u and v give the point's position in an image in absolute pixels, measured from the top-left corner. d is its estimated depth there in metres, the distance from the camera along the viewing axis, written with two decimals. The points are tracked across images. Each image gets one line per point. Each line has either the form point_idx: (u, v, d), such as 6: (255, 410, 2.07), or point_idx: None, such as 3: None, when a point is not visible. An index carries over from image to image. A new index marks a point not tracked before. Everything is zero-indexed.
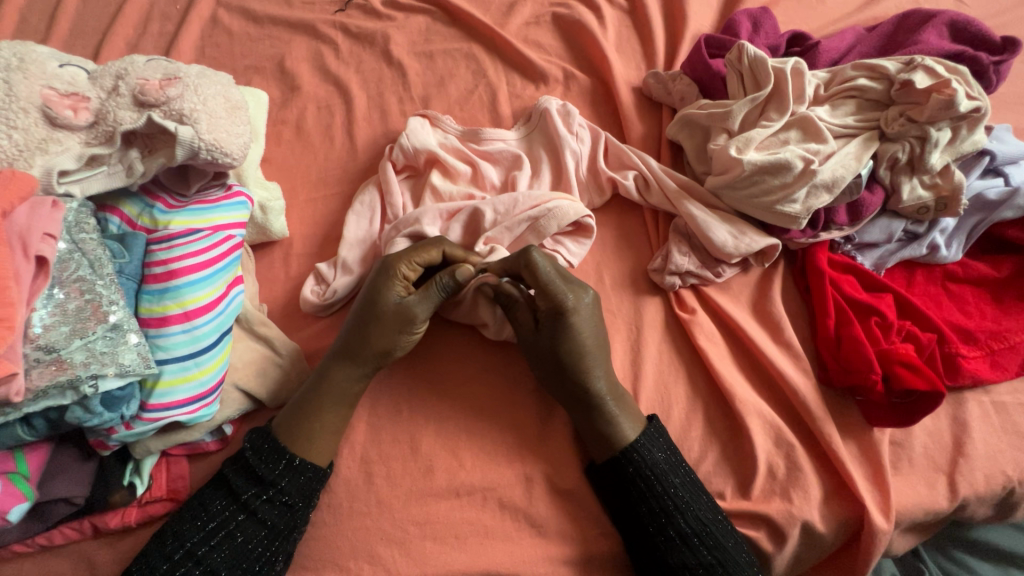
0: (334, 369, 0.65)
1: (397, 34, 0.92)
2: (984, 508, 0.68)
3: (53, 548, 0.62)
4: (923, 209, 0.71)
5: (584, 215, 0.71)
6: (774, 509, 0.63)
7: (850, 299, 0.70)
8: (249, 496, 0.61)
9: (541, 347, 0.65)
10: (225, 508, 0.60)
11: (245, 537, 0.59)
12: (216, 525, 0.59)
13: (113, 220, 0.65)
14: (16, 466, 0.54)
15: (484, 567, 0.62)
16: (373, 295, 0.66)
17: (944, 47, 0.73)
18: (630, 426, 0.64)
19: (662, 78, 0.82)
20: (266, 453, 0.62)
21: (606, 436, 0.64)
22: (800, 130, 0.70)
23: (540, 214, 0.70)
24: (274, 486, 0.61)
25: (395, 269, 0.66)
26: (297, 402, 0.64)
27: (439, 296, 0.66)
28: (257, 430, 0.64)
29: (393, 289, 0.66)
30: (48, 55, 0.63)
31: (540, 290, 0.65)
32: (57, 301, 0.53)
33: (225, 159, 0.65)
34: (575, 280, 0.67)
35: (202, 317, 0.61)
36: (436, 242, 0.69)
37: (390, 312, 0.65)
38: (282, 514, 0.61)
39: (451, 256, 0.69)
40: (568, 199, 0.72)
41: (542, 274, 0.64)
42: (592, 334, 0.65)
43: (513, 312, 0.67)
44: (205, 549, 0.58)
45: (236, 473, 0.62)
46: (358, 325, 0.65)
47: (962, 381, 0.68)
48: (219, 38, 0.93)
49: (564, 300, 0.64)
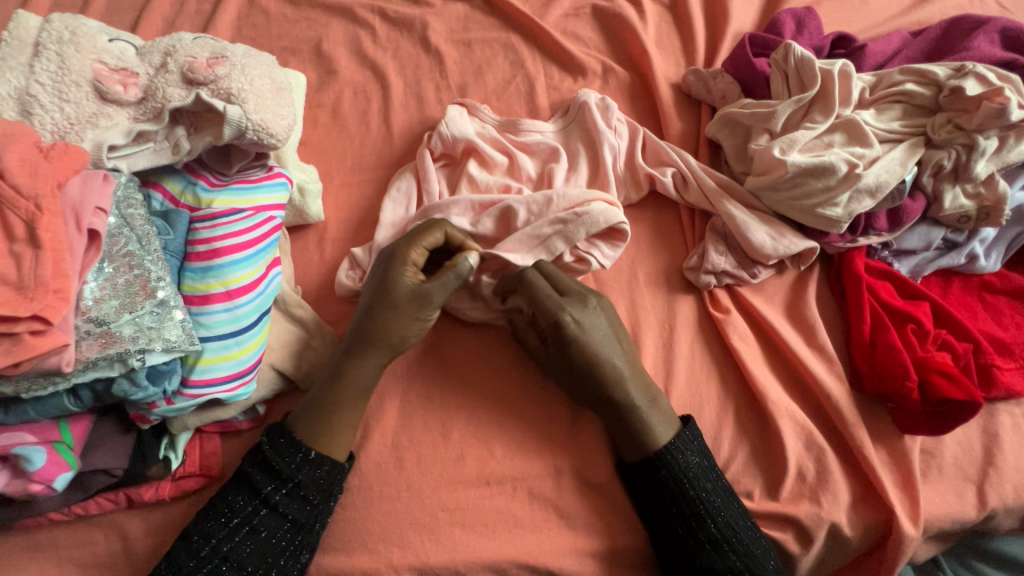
0: (352, 363, 0.64)
1: (435, 21, 0.91)
2: (1011, 520, 0.68)
3: (88, 518, 0.64)
4: (964, 218, 0.70)
5: (619, 222, 0.69)
6: (802, 512, 0.64)
7: (887, 305, 0.70)
8: (269, 491, 0.60)
9: (555, 363, 0.66)
10: (247, 504, 0.60)
11: (270, 533, 0.59)
12: (240, 521, 0.59)
13: (156, 197, 0.65)
14: (60, 435, 0.55)
15: (511, 556, 0.62)
16: (386, 283, 0.65)
17: (996, 54, 0.72)
18: (664, 429, 0.64)
19: (702, 76, 0.82)
20: (283, 447, 0.61)
21: (640, 438, 0.63)
22: (845, 134, 0.70)
23: (567, 220, 0.69)
24: (292, 480, 0.61)
25: (405, 255, 0.66)
26: (314, 397, 0.64)
27: (457, 282, 0.66)
28: (274, 425, 0.64)
29: (405, 275, 0.66)
30: (98, 30, 0.63)
31: (537, 310, 0.65)
32: (106, 275, 0.53)
33: (271, 140, 0.65)
34: (585, 295, 0.67)
35: (244, 297, 0.61)
36: (436, 225, 0.69)
37: (405, 297, 0.65)
38: (303, 508, 0.61)
39: (452, 238, 0.69)
40: (614, 208, 0.70)
41: (537, 291, 0.65)
42: (615, 334, 0.66)
43: (523, 338, 0.69)
44: (230, 546, 0.58)
45: (255, 469, 0.61)
46: (373, 312, 0.65)
47: (996, 394, 0.68)
48: (257, 19, 0.92)
49: (563, 319, 0.64)
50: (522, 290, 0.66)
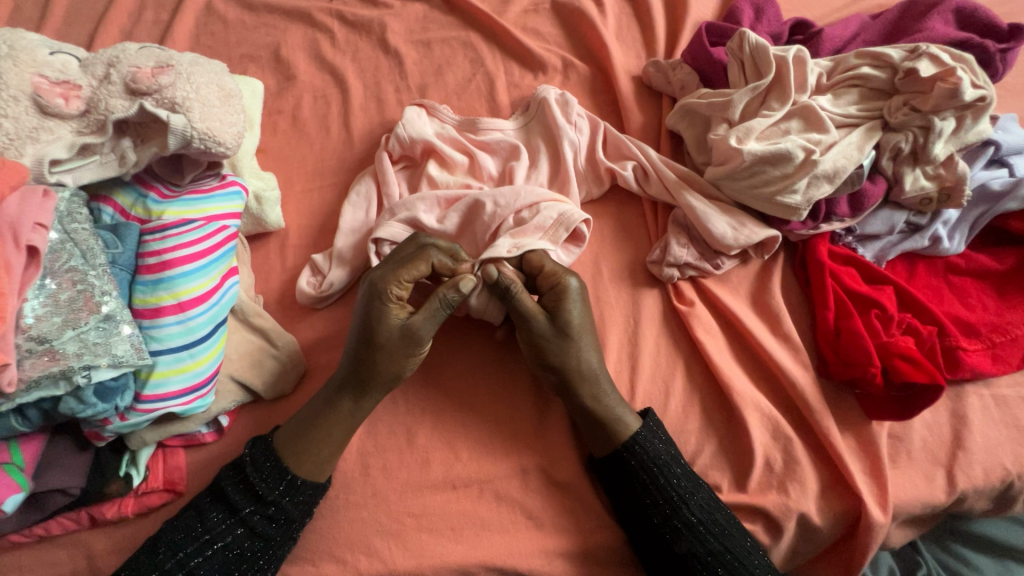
0: (343, 400, 0.63)
1: (393, 23, 0.90)
2: (983, 501, 0.68)
3: (51, 538, 0.63)
4: (926, 200, 0.70)
5: (583, 220, 0.70)
6: (770, 502, 0.63)
7: (850, 291, 0.69)
8: (248, 512, 0.60)
9: (546, 347, 0.63)
10: (222, 521, 0.59)
11: (242, 550, 0.59)
12: (211, 537, 0.58)
13: (106, 211, 0.65)
14: (10, 457, 0.55)
15: (480, 559, 0.62)
16: (371, 322, 0.63)
17: (950, 34, 0.72)
18: (628, 417, 0.64)
19: (662, 67, 0.81)
20: (268, 470, 0.61)
21: (609, 429, 0.63)
22: (801, 120, 0.69)
23: (545, 224, 0.68)
24: (274, 503, 0.60)
25: (388, 292, 0.63)
26: (302, 420, 0.63)
27: (444, 311, 0.64)
28: (257, 441, 0.63)
29: (391, 313, 0.63)
30: (39, 43, 0.62)
31: (543, 274, 0.66)
32: (48, 292, 0.53)
33: (219, 148, 0.64)
34: (563, 270, 0.66)
35: (197, 308, 0.60)
36: (421, 254, 0.65)
37: (394, 337, 0.63)
38: (279, 528, 0.60)
39: (439, 269, 0.66)
40: (565, 203, 0.71)
41: (543, 260, 0.66)
42: (586, 321, 0.66)
43: (518, 299, 0.64)
44: (198, 561, 0.57)
45: (235, 488, 0.61)
46: (361, 352, 0.63)
47: (962, 375, 0.68)
48: (214, 27, 0.91)
49: (568, 281, 0.65)
50: (526, 262, 0.66)
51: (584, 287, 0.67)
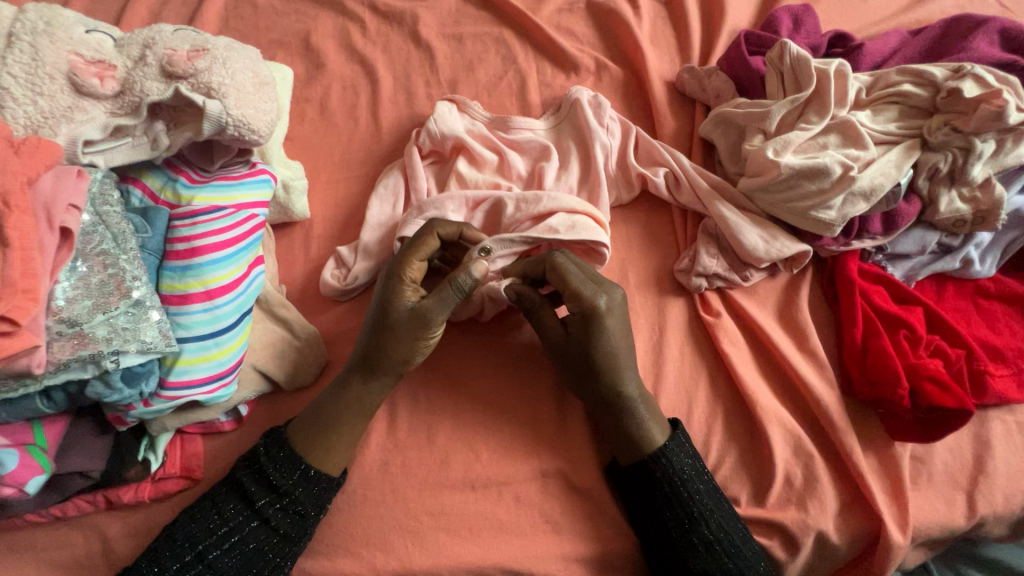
0: (353, 381, 0.63)
1: (426, 15, 0.89)
2: (1001, 527, 0.67)
3: (66, 519, 0.62)
4: (959, 222, 0.69)
5: (601, 243, 0.68)
6: (789, 518, 0.63)
7: (880, 310, 0.69)
8: (263, 504, 0.59)
9: (572, 351, 0.63)
10: (239, 513, 0.59)
11: (258, 544, 0.58)
12: (230, 529, 0.58)
13: (135, 193, 0.64)
14: (34, 437, 0.54)
15: (496, 562, 0.61)
16: (383, 305, 0.63)
17: (995, 56, 0.71)
18: (658, 430, 0.63)
19: (696, 74, 0.80)
20: (281, 461, 0.60)
21: (636, 439, 0.63)
22: (840, 135, 0.69)
23: (554, 229, 0.67)
24: (288, 495, 0.59)
25: (402, 273, 0.64)
26: (315, 411, 0.63)
27: (457, 297, 0.62)
28: (271, 432, 0.63)
29: (403, 295, 0.63)
30: (75, 20, 0.61)
31: (568, 292, 0.63)
32: (80, 274, 0.52)
33: (252, 136, 0.64)
34: (607, 280, 0.65)
35: (224, 297, 0.60)
36: (430, 231, 0.66)
37: (403, 318, 0.62)
38: (295, 523, 0.59)
39: (448, 242, 0.67)
40: (589, 218, 0.69)
41: (571, 277, 0.63)
42: (623, 332, 0.64)
43: (540, 316, 0.65)
44: (216, 554, 0.57)
45: (251, 478, 0.60)
46: (372, 334, 0.63)
47: (988, 401, 0.67)
48: (244, 10, 0.90)
49: (598, 303, 0.62)
50: (549, 271, 0.64)
51: (616, 299, 0.64)
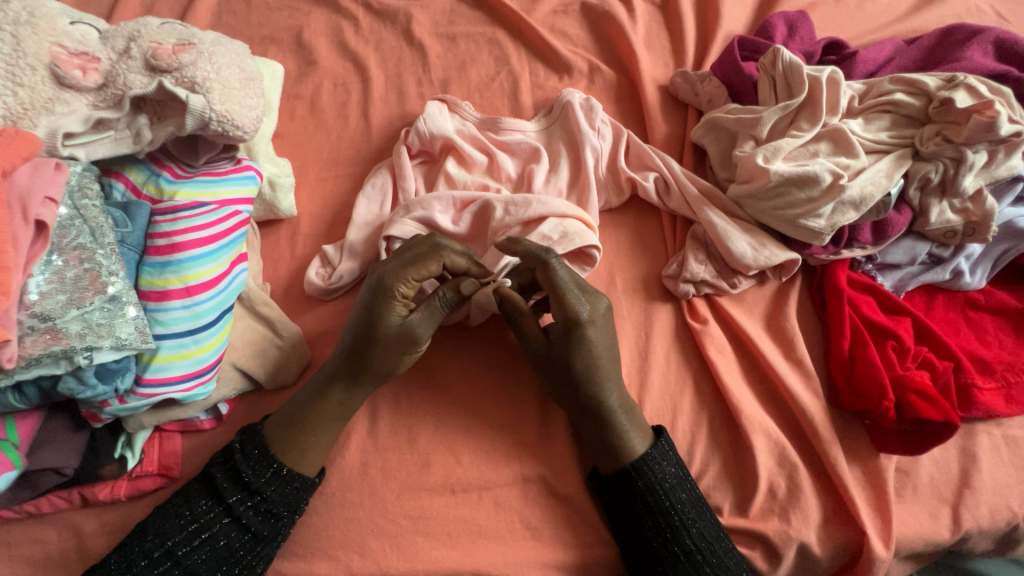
0: (332, 389, 0.62)
1: (419, 14, 0.89)
2: (986, 542, 0.67)
3: (40, 516, 0.62)
4: (950, 233, 0.69)
5: (591, 245, 0.68)
6: (771, 529, 0.62)
7: (867, 320, 0.68)
8: (235, 501, 0.58)
9: (556, 358, 0.62)
10: (210, 510, 0.58)
11: (228, 542, 0.58)
12: (199, 526, 0.57)
13: (117, 186, 0.63)
14: (6, 433, 0.54)
15: (474, 567, 0.61)
16: (371, 317, 0.61)
17: (989, 66, 0.71)
18: (639, 440, 0.62)
19: (690, 78, 0.80)
20: (255, 458, 0.60)
21: (616, 447, 0.62)
22: (831, 143, 0.68)
23: (545, 240, 0.66)
24: (259, 493, 0.59)
25: (393, 288, 0.61)
26: (293, 413, 0.62)
27: (444, 312, 0.62)
28: (247, 428, 0.62)
29: (393, 311, 0.61)
30: (60, 12, 0.60)
31: (555, 298, 0.62)
32: (55, 268, 0.51)
33: (236, 132, 0.63)
34: (591, 288, 0.64)
35: (203, 294, 0.59)
36: (434, 254, 0.63)
37: (392, 334, 0.61)
38: (267, 522, 0.59)
39: (450, 267, 0.64)
40: (581, 223, 0.68)
41: (559, 280, 0.61)
42: (606, 339, 0.63)
43: (522, 322, 0.64)
44: (184, 551, 0.56)
45: (224, 475, 0.59)
46: (358, 346, 0.61)
47: (975, 414, 0.66)
48: (237, 5, 0.90)
49: (580, 313, 0.62)
50: (539, 277, 0.62)
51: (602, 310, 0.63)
